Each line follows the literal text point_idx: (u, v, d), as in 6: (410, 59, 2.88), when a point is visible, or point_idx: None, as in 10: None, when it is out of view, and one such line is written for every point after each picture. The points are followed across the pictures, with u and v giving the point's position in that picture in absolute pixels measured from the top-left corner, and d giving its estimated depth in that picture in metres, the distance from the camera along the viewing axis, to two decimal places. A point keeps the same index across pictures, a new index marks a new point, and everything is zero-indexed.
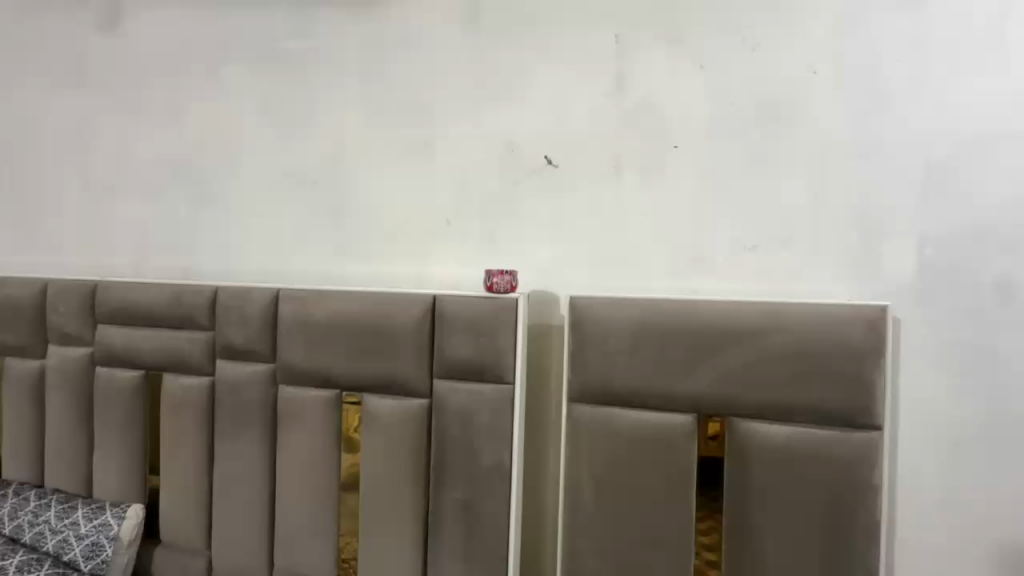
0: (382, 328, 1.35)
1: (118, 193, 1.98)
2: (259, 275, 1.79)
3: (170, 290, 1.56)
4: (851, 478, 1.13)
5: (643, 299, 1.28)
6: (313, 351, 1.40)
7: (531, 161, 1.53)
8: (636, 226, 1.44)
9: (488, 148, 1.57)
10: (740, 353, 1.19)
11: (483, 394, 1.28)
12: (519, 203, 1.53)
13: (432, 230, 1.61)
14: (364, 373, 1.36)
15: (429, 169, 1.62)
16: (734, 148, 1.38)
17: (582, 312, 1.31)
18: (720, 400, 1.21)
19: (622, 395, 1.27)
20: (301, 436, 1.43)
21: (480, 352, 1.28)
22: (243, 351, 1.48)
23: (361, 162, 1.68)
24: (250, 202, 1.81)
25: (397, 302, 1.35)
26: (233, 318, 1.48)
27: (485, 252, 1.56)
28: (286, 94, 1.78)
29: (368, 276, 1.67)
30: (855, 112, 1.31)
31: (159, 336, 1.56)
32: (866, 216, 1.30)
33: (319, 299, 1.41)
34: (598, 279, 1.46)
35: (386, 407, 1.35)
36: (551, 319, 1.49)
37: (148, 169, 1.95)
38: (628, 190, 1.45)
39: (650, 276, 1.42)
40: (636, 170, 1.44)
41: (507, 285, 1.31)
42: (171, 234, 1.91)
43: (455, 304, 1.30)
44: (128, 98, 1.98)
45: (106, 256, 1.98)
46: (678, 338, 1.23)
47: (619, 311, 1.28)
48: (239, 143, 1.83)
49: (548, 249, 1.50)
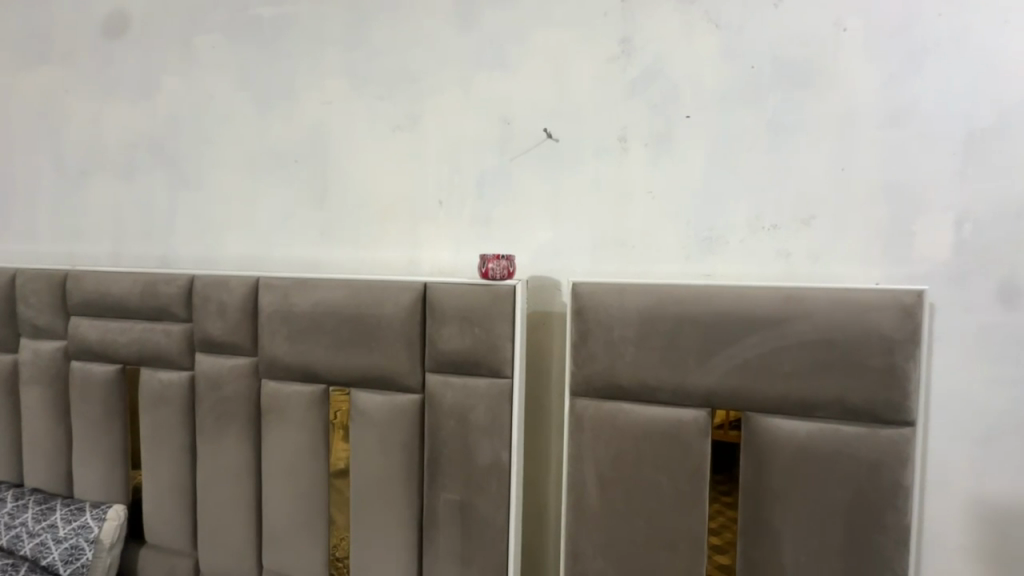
0: (369, 319, 1.24)
1: (92, 176, 1.86)
2: (241, 263, 1.68)
3: (143, 279, 1.45)
4: (878, 478, 1.05)
5: (651, 284, 1.18)
6: (296, 345, 1.30)
7: (529, 135, 1.41)
8: (644, 205, 1.32)
9: (482, 122, 1.44)
10: (759, 343, 1.09)
11: (478, 389, 1.19)
12: (517, 181, 1.42)
13: (424, 212, 1.50)
14: (350, 366, 1.27)
15: (419, 146, 1.49)
16: (751, 118, 1.25)
17: (587, 299, 1.21)
18: (736, 394, 1.11)
19: (631, 388, 1.18)
20: (286, 433, 1.34)
21: (475, 344, 1.18)
22: (222, 344, 1.38)
23: (346, 139, 1.56)
24: (230, 184, 1.69)
25: (384, 290, 1.24)
26: (210, 310, 1.38)
27: (480, 234, 1.45)
28: (263, 66, 1.64)
29: (356, 261, 1.56)
30: (888, 75, 1.18)
31: (135, 328, 1.47)
32: (898, 191, 1.18)
33: (301, 288, 1.31)
34: (602, 263, 1.35)
35: (377, 403, 1.25)
36: (553, 307, 1.38)
37: (121, 151, 1.82)
38: (636, 165, 1.33)
39: (659, 259, 1.31)
40: (644, 143, 1.32)
41: (503, 270, 1.19)
42: (149, 220, 1.80)
43: (447, 293, 1.20)
44: (98, 74, 1.84)
45: (81, 243, 1.87)
46: (691, 327, 1.13)
47: (626, 298, 1.18)
48: (215, 120, 1.70)
49: (548, 231, 1.39)
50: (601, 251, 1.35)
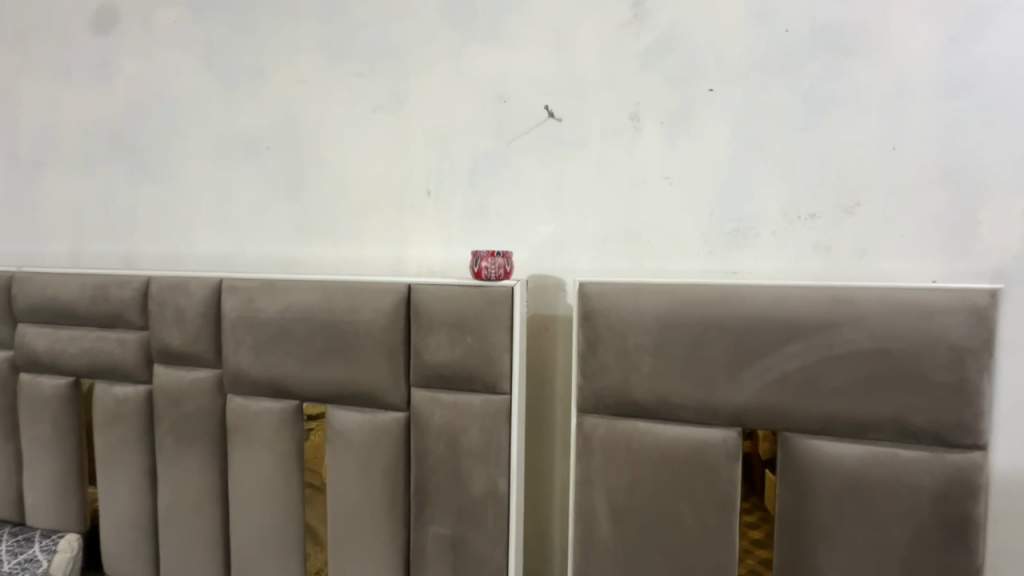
0: (345, 327, 1.08)
1: (48, 168, 1.69)
2: (209, 263, 1.52)
3: (94, 281, 1.29)
4: (943, 511, 0.89)
5: (671, 285, 1.01)
6: (262, 356, 1.14)
7: (528, 114, 1.23)
8: (660, 193, 1.16)
9: (475, 100, 1.27)
10: (800, 353, 0.93)
11: (471, 407, 1.03)
12: (514, 168, 1.25)
13: (411, 203, 1.33)
14: (324, 381, 1.10)
15: (404, 129, 1.32)
16: (785, 91, 1.08)
17: (596, 303, 1.04)
18: (771, 413, 0.95)
19: (648, 405, 1.01)
20: (254, 455, 1.18)
21: (467, 356, 1.02)
22: (181, 355, 1.21)
23: (322, 121, 1.39)
24: (197, 175, 1.52)
25: (363, 293, 1.08)
26: (167, 316, 1.21)
27: (474, 228, 1.28)
28: (230, 42, 1.47)
29: (336, 260, 1.39)
30: (947, 37, 1.01)
31: (86, 337, 1.30)
32: (959, 172, 1.01)
33: (268, 291, 1.14)
34: (612, 259, 1.19)
35: (356, 423, 1.10)
36: (556, 310, 1.22)
37: (79, 140, 1.65)
38: (650, 147, 1.16)
39: (677, 254, 1.15)
40: (660, 122, 1.15)
41: (499, 269, 1.02)
42: (110, 216, 1.63)
43: (434, 296, 1.04)
44: (51, 55, 1.66)
45: (38, 243, 1.70)
46: (719, 335, 0.97)
47: (641, 301, 1.01)
48: (180, 104, 1.53)
49: (551, 224, 1.22)
50: (611, 245, 1.19)
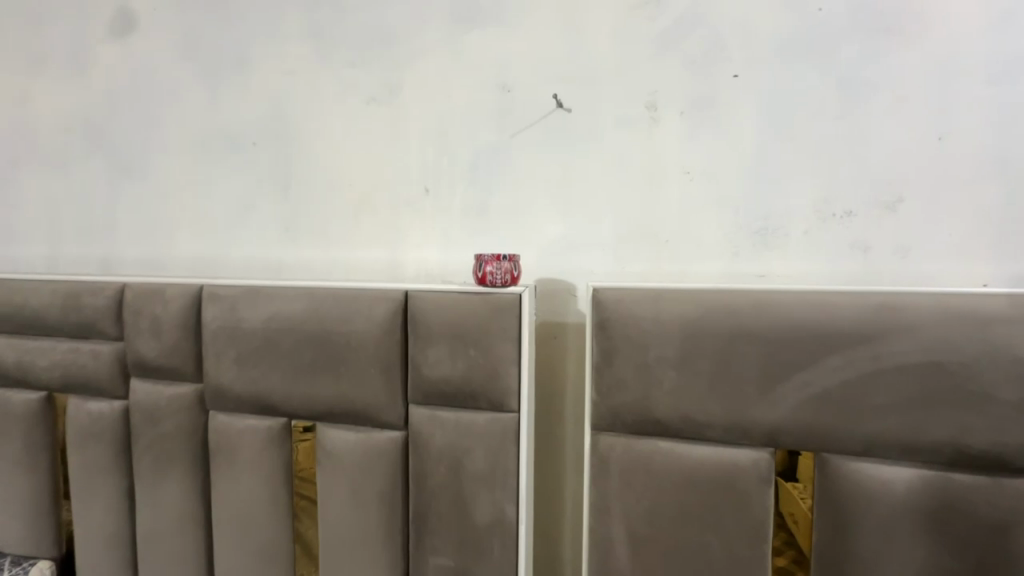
0: (336, 339, 0.98)
1: (20, 166, 1.58)
2: (193, 267, 1.42)
3: (66, 289, 1.19)
4: (1003, 543, 0.79)
5: (696, 290, 0.92)
6: (246, 371, 1.04)
7: (534, 105, 1.14)
8: (679, 189, 1.06)
9: (477, 89, 1.17)
10: (842, 366, 0.84)
11: (475, 426, 0.93)
12: (519, 162, 1.15)
13: (407, 202, 1.23)
14: (314, 398, 1.01)
15: (400, 121, 1.22)
16: (818, 76, 0.98)
17: (612, 311, 0.95)
18: (809, 432, 0.86)
19: (670, 423, 0.92)
20: (239, 477, 1.08)
21: (470, 370, 0.92)
22: (159, 368, 1.12)
23: (311, 114, 1.29)
24: (179, 173, 1.42)
25: (355, 302, 0.98)
26: (143, 327, 1.11)
27: (476, 229, 1.18)
28: (212, 29, 1.37)
29: (327, 263, 1.30)
30: (1000, 15, 0.91)
31: (57, 349, 1.20)
32: (1012, 165, 0.92)
33: (252, 299, 1.04)
34: (628, 261, 1.09)
35: (349, 443, 1.00)
36: (566, 317, 1.13)
37: (53, 136, 1.54)
38: (669, 139, 1.06)
39: (698, 256, 1.05)
40: (680, 112, 1.05)
41: (505, 275, 0.93)
42: (88, 217, 1.53)
43: (434, 304, 0.94)
44: (22, 45, 1.55)
45: (12, 246, 1.60)
46: (750, 346, 0.88)
47: (663, 309, 0.92)
48: (160, 97, 1.43)
49: (560, 224, 1.13)
50: (626, 247, 1.09)
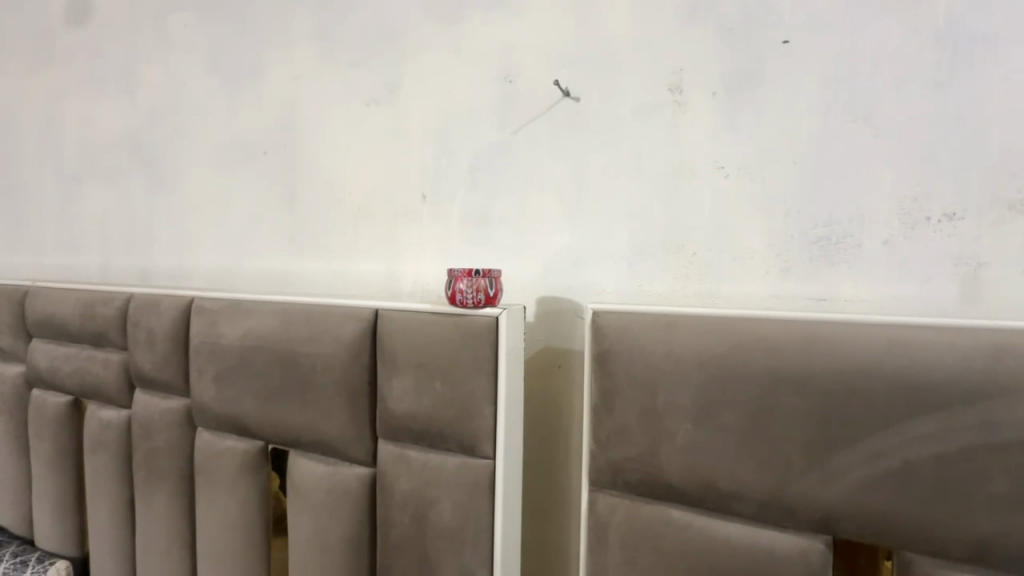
0: (304, 360, 0.89)
1: (83, 182, 1.70)
2: (211, 278, 1.42)
3: (86, 297, 1.22)
4: None
5: (723, 318, 0.71)
6: (223, 389, 0.99)
7: (539, 95, 0.98)
8: (711, 189, 0.85)
9: (478, 82, 1.04)
10: (934, 433, 0.59)
11: (444, 471, 0.79)
12: (521, 162, 1.00)
13: (405, 210, 1.12)
14: (283, 423, 0.92)
15: (398, 123, 1.13)
16: (903, 35, 0.74)
17: (613, 340, 0.76)
18: (882, 522, 0.61)
19: (686, 488, 0.71)
20: (218, 500, 1.03)
21: (438, 405, 0.79)
22: (153, 381, 1.10)
23: (315, 120, 1.23)
24: (202, 184, 1.44)
25: (323, 320, 0.88)
26: (140, 338, 1.10)
27: (474, 239, 1.05)
28: (232, 41, 1.37)
29: (327, 275, 1.22)
30: None
31: (79, 356, 1.24)
32: None
33: (231, 313, 0.99)
34: (645, 278, 0.89)
35: (317, 477, 0.90)
36: (571, 342, 0.95)
37: (109, 153, 1.64)
38: (699, 127, 0.85)
39: (734, 273, 0.83)
40: (712, 93, 0.84)
41: (477, 294, 0.78)
42: (131, 229, 1.60)
43: (402, 326, 0.82)
44: (85, 70, 1.66)
45: (75, 256, 1.72)
46: (795, 396, 0.65)
47: (677, 341, 0.72)
48: (189, 112, 1.46)
49: (565, 232, 0.96)
50: (644, 260, 0.90)
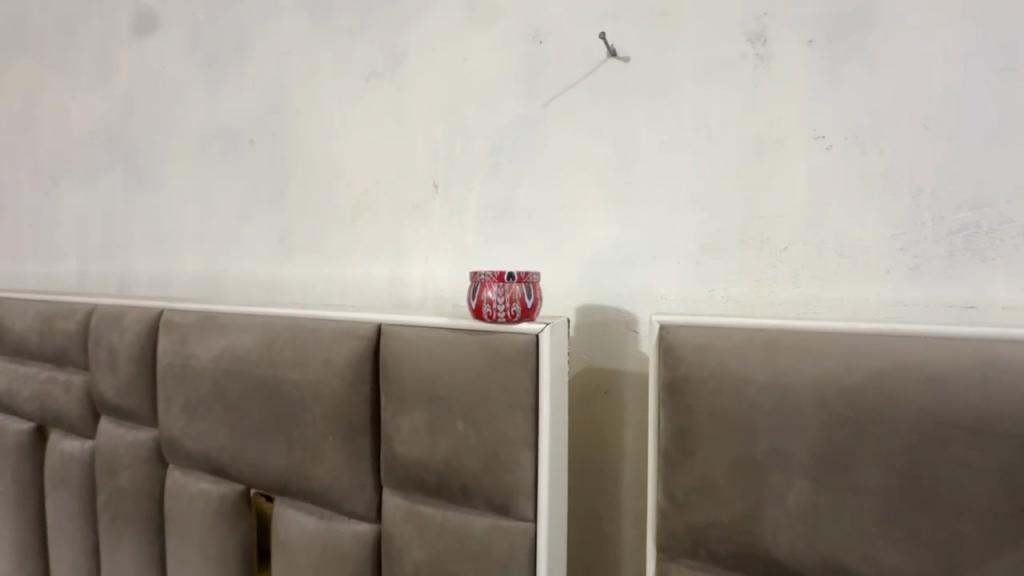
0: (289, 388, 0.71)
1: (58, 182, 1.53)
2: (194, 285, 1.25)
3: (45, 309, 1.06)
4: None
5: (849, 337, 0.52)
6: (194, 421, 0.81)
7: (577, 58, 0.79)
8: (808, 165, 0.66)
9: (500, 44, 0.85)
10: None
11: (467, 535, 0.60)
12: (555, 140, 0.81)
13: (413, 203, 0.94)
14: (265, 466, 0.74)
15: (404, 99, 0.95)
16: None
17: (691, 364, 0.57)
18: None
19: (802, 568, 0.52)
20: (193, 553, 0.85)
21: (459, 449, 0.60)
22: (117, 409, 0.93)
23: (307, 101, 1.06)
24: (184, 179, 1.27)
25: (312, 338, 0.70)
26: (102, 358, 0.93)
27: (497, 235, 0.86)
28: (215, 15, 1.20)
29: (323, 282, 1.05)
30: None
31: (39, 378, 1.07)
32: None
33: (204, 328, 0.81)
34: (718, 281, 0.71)
35: (307, 532, 0.72)
36: (622, 362, 0.76)
37: (84, 148, 1.47)
38: (789, 85, 0.66)
39: (840, 273, 0.64)
40: (808, 42, 0.65)
41: (510, 303, 0.59)
42: (108, 231, 1.43)
43: (411, 347, 0.63)
44: (57, 57, 1.50)
45: (49, 262, 1.55)
46: (970, 443, 0.47)
47: (784, 366, 0.53)
48: (169, 98, 1.29)
49: (612, 225, 0.77)
50: (715, 258, 0.71)
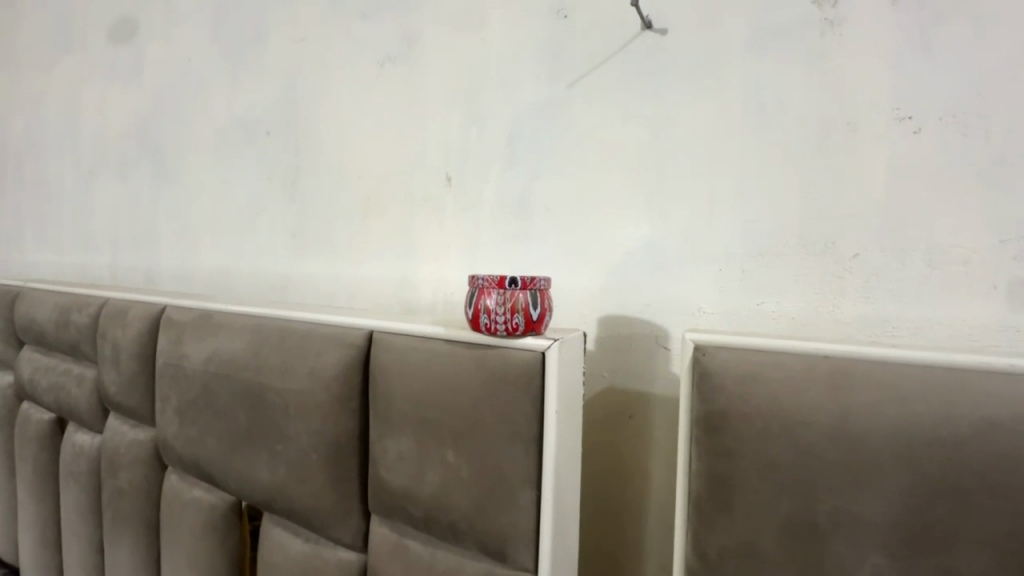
0: (276, 396, 0.65)
1: (95, 176, 1.56)
2: (211, 280, 1.23)
3: (64, 302, 1.05)
4: None
5: (945, 372, 0.41)
6: (186, 424, 0.77)
7: (606, 33, 0.69)
8: (888, 152, 0.53)
9: (522, 22, 0.76)
10: None
11: None
12: (579, 127, 0.72)
13: (424, 197, 0.87)
14: (252, 479, 0.69)
15: (418, 86, 0.87)
16: None
17: (732, 396, 0.46)
18: None
19: None
20: (184, 563, 0.81)
21: (450, 481, 0.52)
22: (120, 406, 0.90)
23: (321, 90, 1.01)
24: (205, 173, 1.25)
25: (301, 344, 0.64)
26: (107, 354, 0.91)
27: (511, 234, 0.77)
28: (236, 5, 1.17)
29: (331, 281, 0.99)
30: None
31: (57, 370, 1.07)
32: None
33: (198, 327, 0.76)
34: (768, 292, 0.59)
35: (292, 554, 0.66)
36: (650, 383, 0.66)
37: (118, 143, 1.49)
38: (865, 55, 0.54)
39: (929, 286, 0.52)
40: (892, 1, 0.53)
41: (510, 314, 0.50)
42: (136, 225, 1.44)
43: (401, 358, 0.56)
44: (96, 54, 1.53)
45: (85, 255, 1.59)
46: None
47: (855, 407, 0.42)
48: (193, 92, 1.27)
49: (641, 224, 0.67)
50: (765, 265, 0.59)
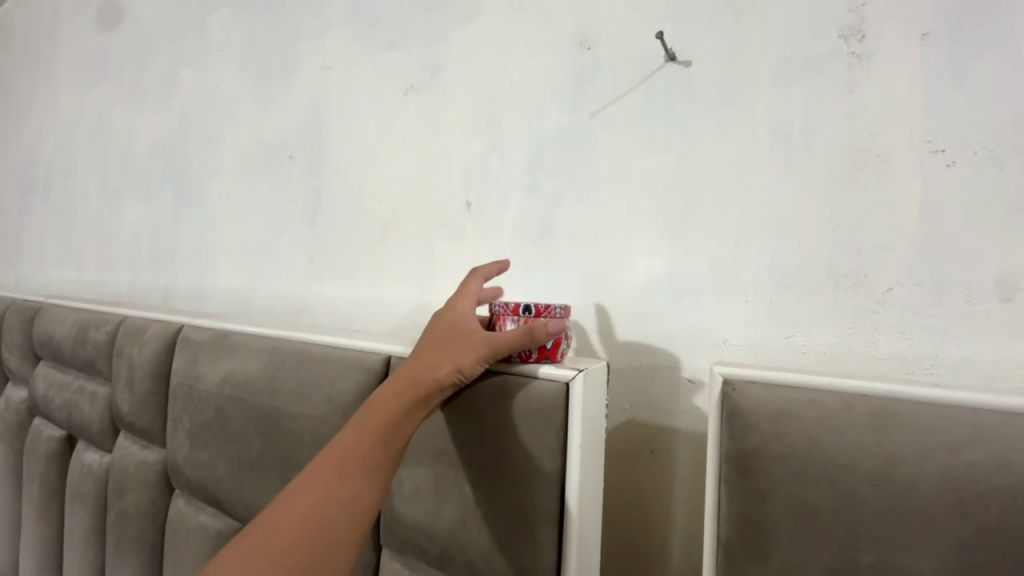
0: (289, 421, 0.64)
1: (120, 195, 1.60)
2: (227, 300, 1.24)
3: (82, 318, 1.06)
4: None
5: (993, 416, 0.39)
6: (197, 447, 0.75)
7: (629, 65, 0.70)
8: (921, 185, 0.52)
9: (545, 54, 0.78)
10: None
11: None
12: (601, 155, 0.72)
13: (443, 223, 0.87)
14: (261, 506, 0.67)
15: (440, 114, 0.89)
16: None
17: (766, 436, 0.44)
18: None
19: None
20: None
21: (467, 516, 0.50)
22: (132, 426, 0.89)
23: (345, 117, 1.03)
24: (227, 194, 1.27)
25: (318, 368, 0.63)
26: (122, 372, 0.91)
27: (530, 261, 0.77)
28: (266, 35, 1.21)
29: (348, 303, 0.99)
30: None
31: (71, 386, 1.07)
32: None
33: (214, 349, 0.76)
34: (797, 326, 0.57)
35: None
36: (673, 417, 0.64)
37: (144, 165, 1.53)
38: (895, 89, 0.54)
39: (968, 323, 0.50)
40: (921, 36, 0.53)
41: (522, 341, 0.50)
42: (157, 244, 1.46)
43: None
44: (129, 80, 1.58)
45: (106, 273, 1.62)
46: None
47: (900, 451, 0.40)
48: (220, 117, 1.31)
49: (664, 254, 0.66)
50: (793, 298, 0.58)
